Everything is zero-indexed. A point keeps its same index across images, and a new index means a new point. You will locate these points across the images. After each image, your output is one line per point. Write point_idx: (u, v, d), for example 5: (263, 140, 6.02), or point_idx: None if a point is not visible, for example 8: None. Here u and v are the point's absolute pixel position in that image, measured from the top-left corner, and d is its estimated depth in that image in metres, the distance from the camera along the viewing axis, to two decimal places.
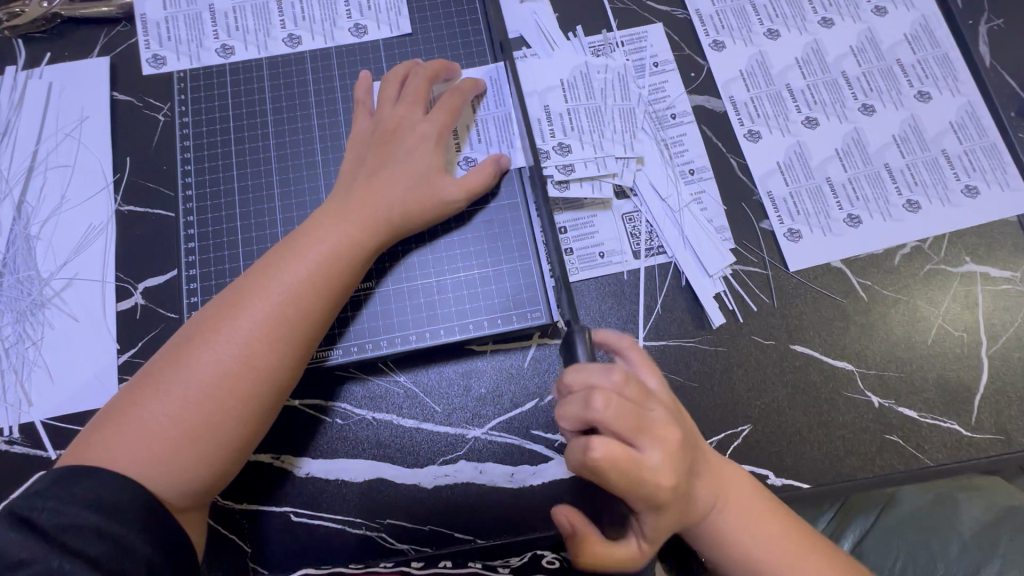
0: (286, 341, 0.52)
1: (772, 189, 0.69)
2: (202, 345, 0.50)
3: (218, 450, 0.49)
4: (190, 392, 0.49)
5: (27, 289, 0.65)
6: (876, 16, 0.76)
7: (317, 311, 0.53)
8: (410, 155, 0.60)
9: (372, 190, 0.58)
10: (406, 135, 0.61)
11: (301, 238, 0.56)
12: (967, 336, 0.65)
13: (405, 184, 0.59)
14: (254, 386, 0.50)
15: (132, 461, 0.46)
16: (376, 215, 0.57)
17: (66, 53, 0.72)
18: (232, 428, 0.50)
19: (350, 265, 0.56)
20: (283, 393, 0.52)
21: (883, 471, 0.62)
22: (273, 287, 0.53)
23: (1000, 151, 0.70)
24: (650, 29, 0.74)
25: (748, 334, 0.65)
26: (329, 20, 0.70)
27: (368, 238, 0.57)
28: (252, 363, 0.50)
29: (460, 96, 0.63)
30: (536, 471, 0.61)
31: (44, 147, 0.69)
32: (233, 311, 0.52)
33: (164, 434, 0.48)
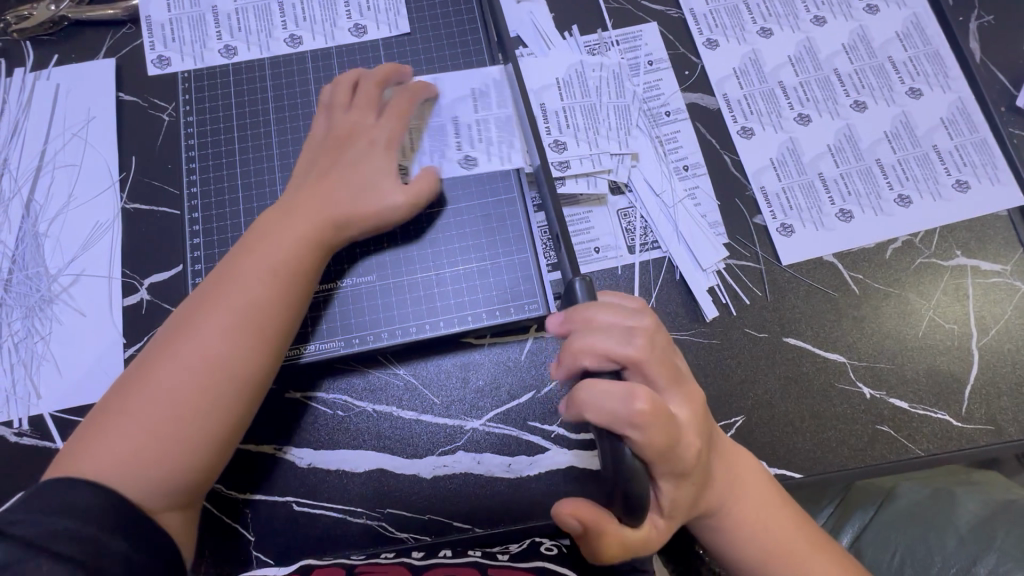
0: (253, 337, 0.53)
1: (765, 184, 0.70)
2: (169, 352, 0.52)
3: (198, 448, 0.51)
4: (161, 397, 0.50)
5: (36, 285, 0.66)
6: (868, 14, 0.77)
7: (281, 307, 0.55)
8: (362, 159, 0.61)
9: (318, 192, 0.59)
10: (358, 140, 0.62)
11: (256, 240, 0.57)
12: (958, 328, 0.66)
13: (353, 185, 0.60)
14: (224, 384, 0.52)
15: (109, 469, 0.48)
16: (327, 212, 0.58)
17: (73, 54, 0.73)
18: (208, 426, 0.51)
19: (307, 262, 0.57)
20: (257, 388, 0.54)
21: (874, 461, 0.63)
22: (232, 289, 0.54)
23: (989, 146, 0.71)
24: (645, 28, 0.75)
25: (741, 327, 0.66)
26: (330, 21, 0.71)
27: (323, 235, 0.58)
28: (219, 362, 0.52)
29: (407, 101, 0.64)
30: (533, 461, 0.62)
31: (52, 147, 0.71)
32: (196, 317, 0.53)
33: (140, 439, 0.49)
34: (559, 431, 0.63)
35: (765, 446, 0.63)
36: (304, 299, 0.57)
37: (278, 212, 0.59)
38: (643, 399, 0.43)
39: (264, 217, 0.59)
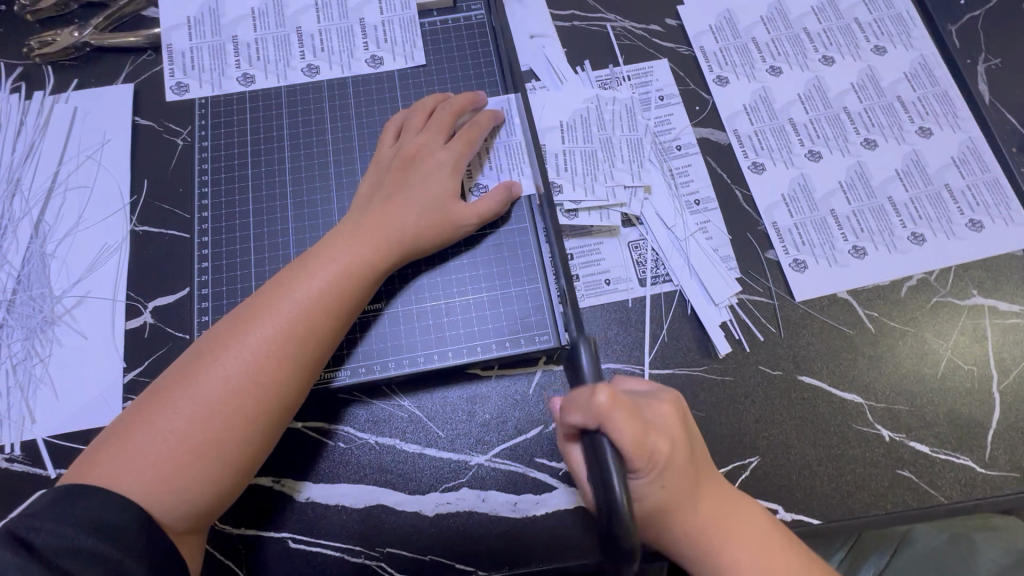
0: (295, 358, 0.52)
1: (777, 220, 0.70)
2: (212, 361, 0.50)
3: (223, 470, 0.49)
4: (195, 411, 0.49)
5: (39, 306, 0.66)
6: (877, 55, 0.78)
7: (325, 328, 0.54)
8: (427, 179, 0.61)
9: (387, 213, 0.59)
10: (424, 161, 0.62)
11: (314, 257, 0.56)
12: (978, 370, 0.64)
13: (419, 210, 0.60)
14: (261, 404, 0.50)
15: (136, 480, 0.46)
16: (388, 237, 0.58)
17: (93, 79, 0.75)
18: (237, 447, 0.49)
19: (360, 285, 0.56)
20: (288, 413, 0.52)
21: (895, 508, 0.60)
22: (282, 305, 0.53)
23: (1002, 186, 0.71)
24: (656, 64, 0.77)
25: (754, 364, 0.64)
26: (347, 52, 0.73)
27: (379, 260, 0.57)
28: (259, 379, 0.50)
29: (477, 129, 0.65)
30: (540, 500, 0.60)
31: (66, 169, 0.71)
32: (243, 328, 0.52)
33: (169, 452, 0.47)
34: (566, 468, 0.60)
35: (785, 493, 0.60)
36: (349, 321, 0.56)
37: (343, 229, 0.59)
38: (604, 391, 0.41)
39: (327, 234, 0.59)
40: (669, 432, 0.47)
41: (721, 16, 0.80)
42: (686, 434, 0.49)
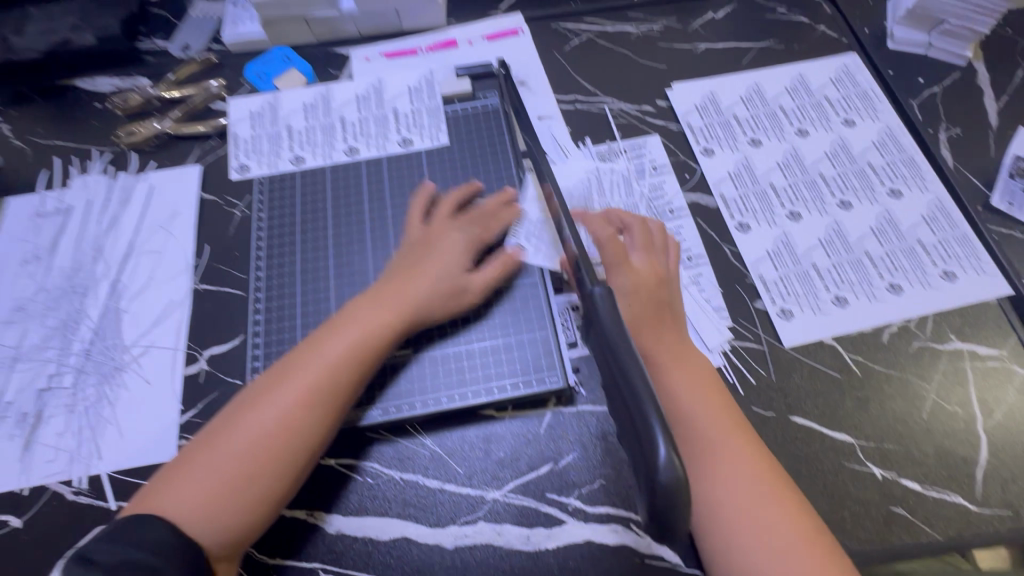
0: (318, 408, 0.60)
1: (763, 273, 0.77)
2: (251, 410, 0.59)
3: (252, 505, 0.57)
4: (229, 454, 0.57)
5: (111, 355, 0.75)
6: (847, 127, 0.88)
7: (347, 381, 0.62)
8: (439, 255, 0.71)
9: (405, 282, 0.68)
10: (438, 241, 0.72)
11: (342, 317, 0.65)
12: (962, 411, 0.69)
13: (433, 282, 0.69)
14: (283, 452, 0.58)
15: (182, 510, 0.55)
16: (402, 300, 0.67)
17: (168, 162, 0.88)
18: (265, 485, 0.57)
19: (380, 342, 0.64)
20: (311, 457, 0.60)
21: (893, 545, 0.63)
22: (307, 364, 0.61)
23: (971, 240, 0.78)
24: (649, 139, 0.88)
25: (748, 406, 0.69)
26: (382, 136, 0.86)
27: (397, 320, 0.66)
28: (287, 426, 0.58)
29: (497, 218, 0.75)
30: (551, 534, 0.64)
31: (141, 237, 0.83)
32: (278, 381, 0.61)
33: (210, 487, 0.56)
34: (575, 503, 0.65)
35: None
36: (369, 373, 0.64)
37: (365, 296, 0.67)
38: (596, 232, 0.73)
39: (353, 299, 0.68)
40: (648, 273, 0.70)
41: (706, 97, 0.91)
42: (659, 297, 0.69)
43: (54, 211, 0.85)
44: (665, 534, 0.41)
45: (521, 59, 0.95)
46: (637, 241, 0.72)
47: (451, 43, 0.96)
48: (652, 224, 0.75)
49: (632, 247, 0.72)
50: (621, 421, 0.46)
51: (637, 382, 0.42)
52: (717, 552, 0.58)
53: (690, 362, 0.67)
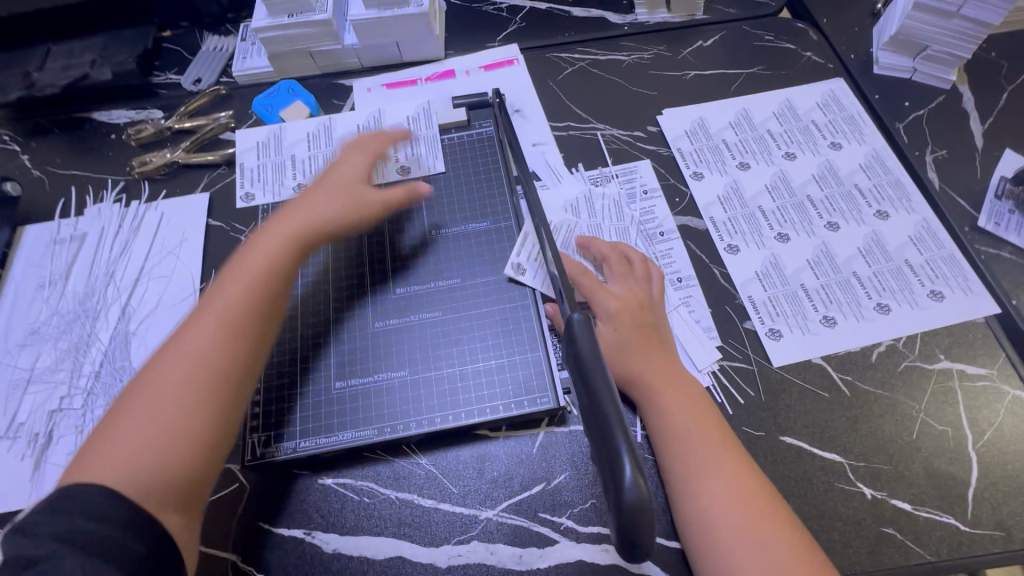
0: (226, 330, 0.64)
1: (752, 294, 0.79)
2: (163, 358, 0.63)
3: (179, 437, 0.59)
4: (158, 395, 0.60)
5: (120, 377, 0.78)
6: (833, 150, 0.90)
7: (251, 300, 0.67)
8: (333, 183, 0.78)
9: (303, 213, 0.74)
10: (327, 175, 0.79)
11: (242, 255, 0.71)
12: (952, 431, 0.69)
13: (331, 201, 0.76)
14: (210, 373, 0.62)
15: (108, 463, 0.57)
16: (299, 229, 0.73)
17: (178, 190, 0.92)
18: (188, 414, 0.60)
19: (279, 267, 0.70)
20: (229, 380, 0.63)
21: (884, 565, 0.63)
22: (215, 298, 0.67)
23: (958, 259, 0.79)
24: (639, 164, 0.90)
25: (738, 425, 0.70)
26: (381, 165, 0.89)
27: (294, 243, 0.72)
28: (199, 355, 0.63)
29: (383, 138, 0.84)
30: (544, 553, 0.65)
31: (150, 262, 0.86)
32: (185, 325, 0.66)
33: (134, 435, 0.58)
34: (567, 523, 0.66)
35: None
36: (274, 296, 0.68)
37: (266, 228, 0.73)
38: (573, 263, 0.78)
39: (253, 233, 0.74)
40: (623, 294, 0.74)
41: (695, 122, 0.94)
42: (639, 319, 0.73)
43: (69, 238, 0.89)
44: (635, 551, 0.45)
45: (516, 88, 0.99)
46: (614, 271, 0.77)
47: (448, 73, 1.00)
48: (633, 253, 0.79)
49: (610, 277, 0.77)
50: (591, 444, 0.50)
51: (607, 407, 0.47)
52: (700, 545, 0.60)
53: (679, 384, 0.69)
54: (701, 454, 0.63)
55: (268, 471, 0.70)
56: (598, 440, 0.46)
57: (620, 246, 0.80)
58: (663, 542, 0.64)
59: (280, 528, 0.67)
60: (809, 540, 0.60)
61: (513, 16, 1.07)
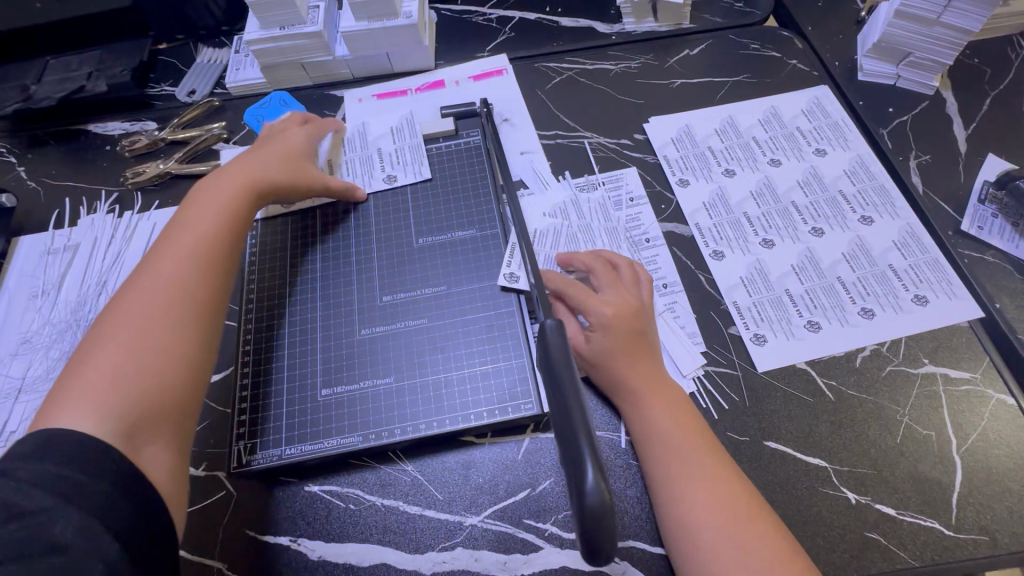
0: (187, 259, 0.70)
1: (737, 299, 0.79)
2: (127, 294, 0.67)
3: (153, 353, 0.62)
4: (127, 326, 0.63)
5: None
6: (818, 156, 0.91)
7: (209, 234, 0.73)
8: (275, 147, 0.84)
9: (246, 164, 0.81)
10: (272, 141, 0.85)
11: (192, 203, 0.76)
12: (936, 435, 0.69)
13: (275, 159, 0.82)
14: (181, 297, 0.67)
15: (81, 395, 0.58)
16: (247, 175, 0.79)
17: (171, 200, 0.93)
18: (157, 334, 0.64)
19: (235, 207, 0.76)
20: (195, 301, 0.67)
21: (867, 570, 0.63)
22: (173, 236, 0.72)
23: (942, 264, 0.80)
24: (626, 171, 0.91)
25: (723, 431, 0.71)
26: (367, 174, 0.90)
27: (241, 187, 0.78)
28: (163, 283, 0.67)
29: (319, 126, 0.91)
30: (528, 560, 0.65)
31: None
32: (145, 265, 0.69)
33: (104, 364, 0.60)
34: (552, 529, 0.66)
35: None
36: (229, 229, 0.74)
37: (211, 183, 0.78)
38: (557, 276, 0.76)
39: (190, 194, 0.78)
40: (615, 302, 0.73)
41: (681, 130, 0.95)
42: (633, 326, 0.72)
43: (63, 248, 0.90)
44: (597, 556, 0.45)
45: (504, 98, 1.00)
46: (604, 279, 0.76)
47: (438, 83, 1.02)
48: (623, 261, 0.78)
49: (601, 285, 0.75)
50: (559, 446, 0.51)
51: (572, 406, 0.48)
52: (683, 549, 0.60)
53: (664, 388, 0.69)
54: (684, 457, 0.64)
55: (255, 479, 0.71)
56: (564, 441, 0.48)
57: (605, 254, 0.79)
58: (647, 548, 0.64)
59: (266, 536, 0.67)
60: (793, 544, 0.60)
61: (502, 27, 1.09)
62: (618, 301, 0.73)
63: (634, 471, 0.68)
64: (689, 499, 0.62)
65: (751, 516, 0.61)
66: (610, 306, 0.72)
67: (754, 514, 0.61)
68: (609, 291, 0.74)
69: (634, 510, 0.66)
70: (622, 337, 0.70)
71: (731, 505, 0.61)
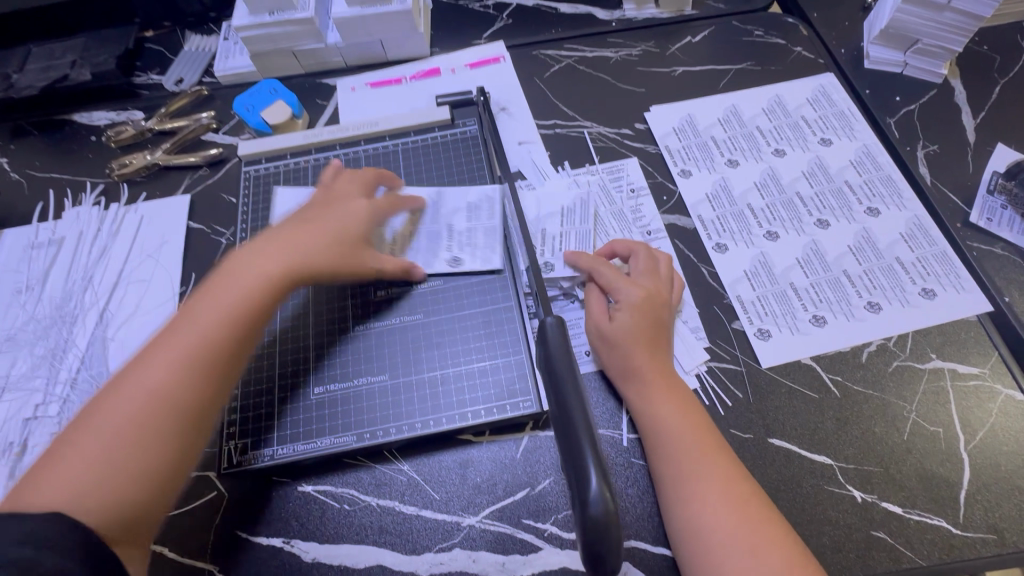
0: (202, 362, 0.60)
1: (740, 293, 0.77)
2: (132, 379, 0.58)
3: (148, 467, 0.56)
4: (114, 420, 0.56)
5: (97, 383, 0.77)
6: (824, 146, 0.89)
7: (234, 334, 0.62)
8: (336, 218, 0.72)
9: (294, 237, 0.69)
10: (334, 206, 0.74)
11: (229, 272, 0.66)
12: (944, 432, 0.68)
13: (324, 235, 0.70)
14: (170, 406, 0.57)
15: (59, 491, 0.52)
16: (292, 259, 0.67)
17: (158, 192, 0.91)
18: (154, 448, 0.56)
19: (265, 295, 0.65)
20: (201, 417, 0.59)
21: (873, 570, 0.62)
22: (196, 319, 0.62)
23: (950, 257, 0.78)
24: (627, 162, 0.89)
25: (726, 428, 0.69)
26: (431, 251, 0.79)
27: (282, 275, 0.67)
28: (170, 384, 0.58)
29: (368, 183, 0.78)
30: (527, 561, 0.63)
31: (129, 266, 0.85)
32: (162, 344, 0.61)
33: (91, 465, 0.54)
34: (551, 529, 0.65)
35: None
36: (255, 328, 0.64)
37: (250, 254, 0.67)
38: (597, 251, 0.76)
39: (241, 249, 0.69)
40: (646, 286, 0.72)
41: (683, 119, 0.93)
42: (655, 314, 0.70)
43: (47, 242, 0.88)
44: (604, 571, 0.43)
45: (502, 86, 0.97)
46: (641, 265, 0.74)
47: (434, 72, 0.99)
48: (660, 255, 0.76)
49: (635, 270, 0.74)
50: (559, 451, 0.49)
51: (573, 408, 0.47)
52: (692, 551, 0.59)
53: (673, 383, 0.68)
54: (693, 457, 0.62)
55: (246, 480, 0.69)
56: (565, 444, 0.46)
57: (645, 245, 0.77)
58: (650, 548, 0.63)
59: (258, 537, 0.66)
60: (804, 548, 0.58)
61: (499, 13, 1.06)
62: (646, 284, 0.72)
63: (637, 470, 0.66)
64: (699, 501, 0.60)
65: (763, 519, 0.59)
66: (641, 290, 0.71)
67: (765, 518, 0.59)
68: (641, 273, 0.73)
69: (637, 510, 0.65)
70: (644, 321, 0.69)
71: (741, 508, 0.59)
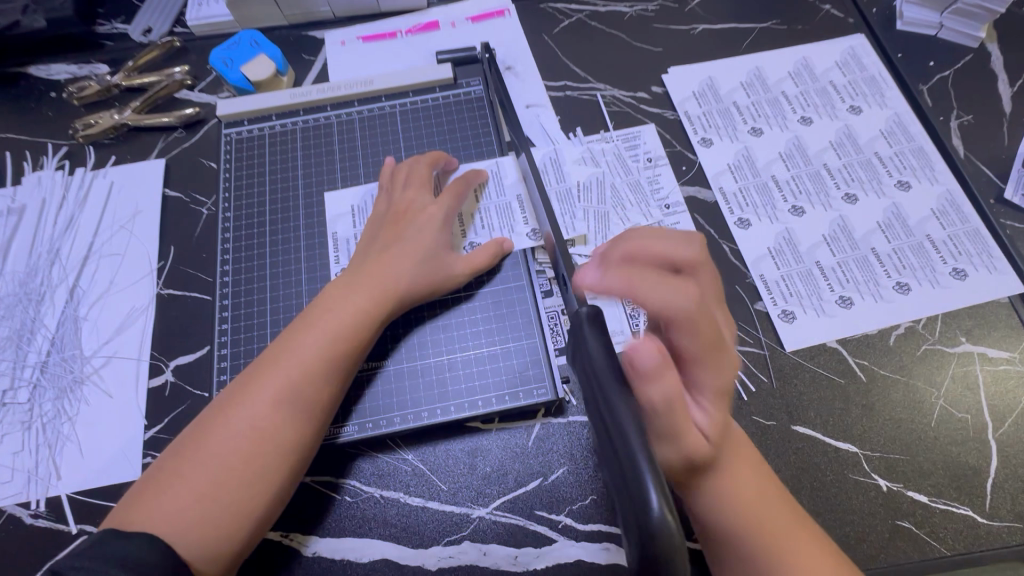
0: (299, 405, 0.57)
1: (764, 272, 0.73)
2: (234, 412, 0.56)
3: (247, 508, 0.54)
4: (218, 456, 0.54)
5: (70, 367, 0.70)
6: (853, 115, 0.83)
7: (331, 374, 0.59)
8: (418, 233, 0.66)
9: (383, 262, 0.64)
10: (415, 215, 0.68)
11: (323, 307, 0.62)
12: (971, 418, 0.65)
13: (413, 259, 0.65)
14: (273, 447, 0.55)
15: (166, 525, 0.51)
16: (384, 285, 0.63)
17: (129, 156, 0.82)
18: (253, 489, 0.54)
19: (362, 331, 0.61)
20: (297, 467, 0.57)
21: (896, 561, 0.60)
22: (292, 353, 0.59)
23: (983, 235, 0.74)
24: (644, 129, 0.82)
25: (748, 415, 0.66)
26: (508, 227, 0.72)
27: (376, 308, 0.62)
28: (268, 427, 0.55)
29: (465, 183, 0.71)
30: (540, 553, 0.61)
31: (100, 239, 0.77)
32: (260, 378, 0.57)
33: (196, 501, 0.52)
34: (566, 521, 0.61)
35: None
36: (350, 368, 0.61)
37: (343, 283, 0.63)
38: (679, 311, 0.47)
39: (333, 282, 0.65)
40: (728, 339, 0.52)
41: (703, 83, 0.86)
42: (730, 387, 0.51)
43: (6, 211, 0.79)
44: None
45: (507, 43, 0.89)
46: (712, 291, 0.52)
47: (433, 26, 0.90)
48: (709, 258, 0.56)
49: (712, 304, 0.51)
50: (604, 465, 0.40)
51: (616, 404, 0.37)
52: None
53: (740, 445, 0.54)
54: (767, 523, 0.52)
55: None
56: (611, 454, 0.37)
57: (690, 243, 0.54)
58: None
59: None
60: None
61: None
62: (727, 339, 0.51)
63: None
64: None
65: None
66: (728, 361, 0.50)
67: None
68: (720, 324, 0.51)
69: None
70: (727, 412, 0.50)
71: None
